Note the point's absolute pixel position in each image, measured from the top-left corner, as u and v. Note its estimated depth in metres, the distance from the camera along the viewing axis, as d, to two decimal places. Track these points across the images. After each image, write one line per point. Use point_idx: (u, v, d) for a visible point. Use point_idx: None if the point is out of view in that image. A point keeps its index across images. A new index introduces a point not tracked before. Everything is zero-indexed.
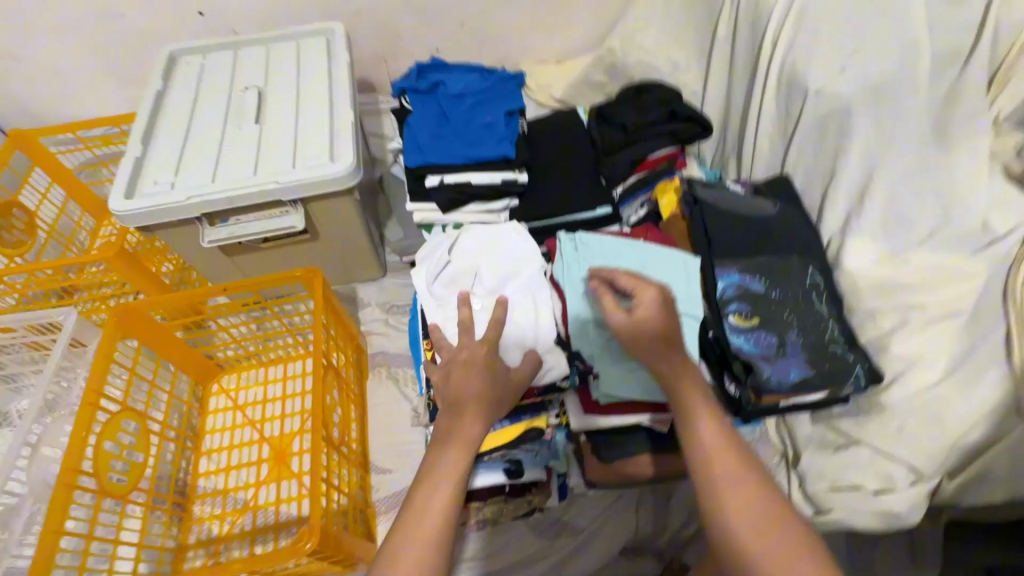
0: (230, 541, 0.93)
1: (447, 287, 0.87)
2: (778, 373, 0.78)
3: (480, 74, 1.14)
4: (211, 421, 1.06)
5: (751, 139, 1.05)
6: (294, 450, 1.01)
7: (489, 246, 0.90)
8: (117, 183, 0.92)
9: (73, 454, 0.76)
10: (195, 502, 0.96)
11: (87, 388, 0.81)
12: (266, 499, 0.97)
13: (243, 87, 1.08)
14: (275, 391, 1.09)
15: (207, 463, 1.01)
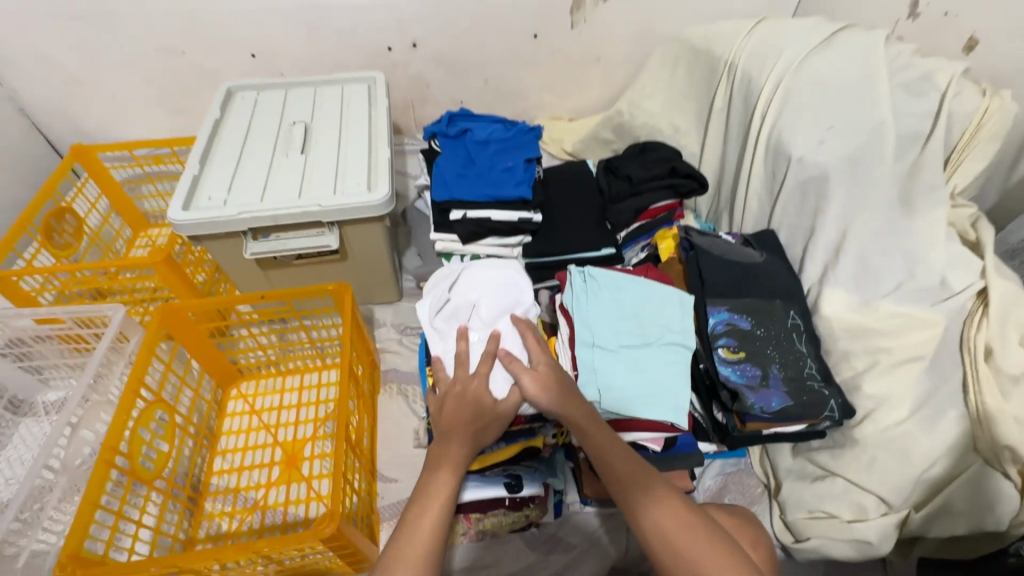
0: (237, 538, 0.95)
1: (447, 319, 0.85)
2: (761, 401, 0.85)
3: (503, 125, 1.28)
4: (228, 423, 1.11)
5: (742, 197, 1.18)
6: (306, 455, 1.05)
7: (492, 278, 0.87)
8: (175, 196, 1.03)
9: (114, 434, 0.82)
10: (207, 498, 1.00)
11: (131, 376, 0.88)
12: (275, 501, 1.00)
13: (291, 122, 1.21)
14: (290, 399, 1.14)
15: (220, 463, 1.05)
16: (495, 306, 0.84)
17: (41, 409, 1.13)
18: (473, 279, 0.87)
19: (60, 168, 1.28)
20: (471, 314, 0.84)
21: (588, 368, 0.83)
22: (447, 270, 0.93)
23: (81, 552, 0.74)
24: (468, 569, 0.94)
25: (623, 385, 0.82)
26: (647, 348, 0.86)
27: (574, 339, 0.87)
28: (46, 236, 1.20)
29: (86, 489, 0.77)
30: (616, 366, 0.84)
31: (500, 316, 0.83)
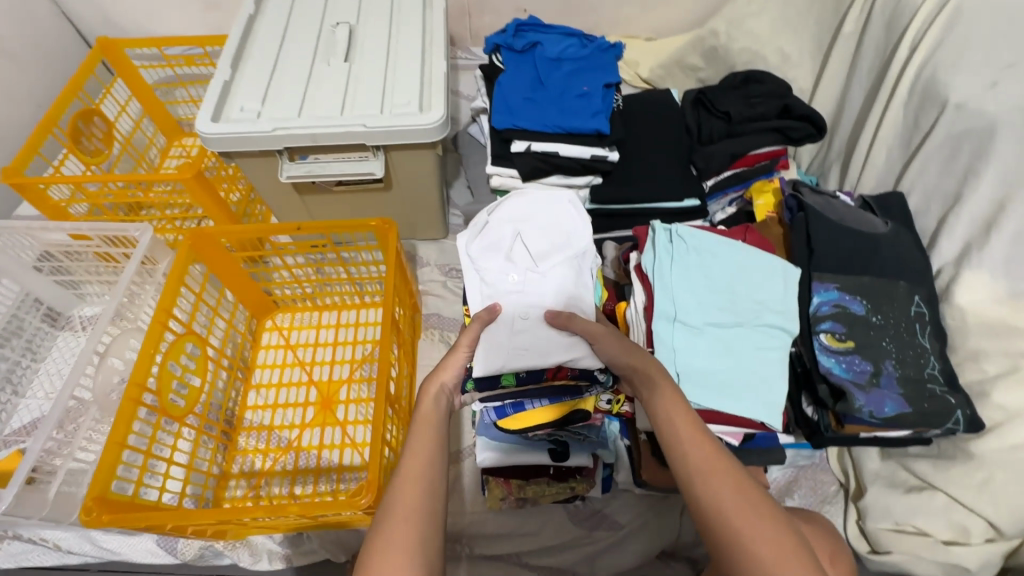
0: (271, 478, 0.92)
1: (484, 250, 0.78)
2: (872, 404, 0.72)
3: (578, 40, 1.08)
4: (263, 356, 1.05)
5: (864, 149, 0.97)
6: (341, 399, 0.99)
7: (537, 210, 0.82)
8: (204, 105, 0.90)
9: (141, 370, 0.77)
10: (241, 433, 0.96)
11: (157, 308, 0.81)
12: (309, 443, 0.96)
13: (334, 23, 1.04)
14: (326, 336, 1.07)
15: (254, 397, 1.01)
16: (539, 241, 0.79)
17: (78, 323, 1.09)
18: (516, 210, 0.81)
19: (86, 64, 1.16)
20: (511, 245, 0.78)
21: (668, 346, 0.74)
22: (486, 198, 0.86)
23: (108, 493, 0.72)
24: (506, 535, 0.89)
25: (705, 369, 0.74)
26: (737, 330, 0.76)
27: (652, 310, 0.77)
28: (74, 140, 1.11)
29: (112, 426, 0.74)
30: (701, 345, 0.75)
31: (544, 250, 0.78)
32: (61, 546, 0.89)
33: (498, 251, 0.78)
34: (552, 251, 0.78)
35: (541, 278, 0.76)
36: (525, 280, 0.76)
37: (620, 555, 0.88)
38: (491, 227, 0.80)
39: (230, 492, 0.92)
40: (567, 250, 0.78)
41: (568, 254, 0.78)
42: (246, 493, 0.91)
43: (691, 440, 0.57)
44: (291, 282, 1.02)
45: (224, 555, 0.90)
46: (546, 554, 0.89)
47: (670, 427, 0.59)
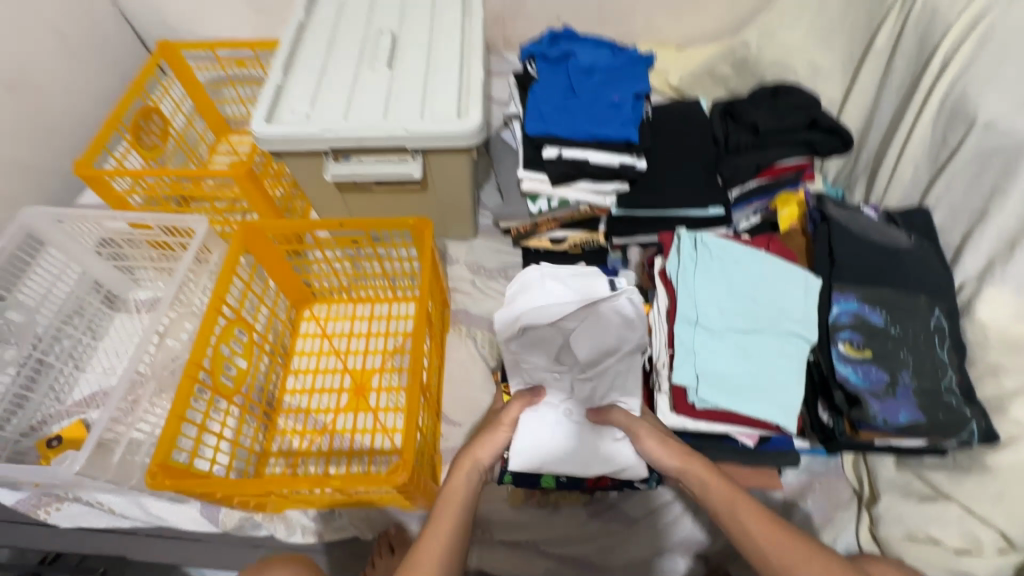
0: (307, 457, 0.99)
1: (532, 347, 0.84)
2: (886, 413, 0.74)
3: (610, 50, 1.11)
4: (301, 343, 1.12)
5: (891, 164, 0.98)
6: (373, 386, 1.05)
7: (589, 305, 0.85)
8: (258, 106, 0.97)
9: (199, 351, 0.84)
10: (280, 415, 1.03)
11: (213, 295, 0.88)
12: (343, 427, 1.02)
13: (378, 30, 1.10)
14: (360, 327, 1.13)
15: (293, 382, 1.08)
16: (588, 343, 0.83)
17: (133, 305, 1.16)
18: (568, 307, 0.85)
19: (148, 65, 1.24)
20: (561, 347, 0.84)
21: (688, 347, 0.78)
22: (535, 271, 0.90)
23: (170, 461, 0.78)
24: (525, 523, 0.93)
25: (724, 371, 0.77)
26: (756, 336, 0.79)
27: (676, 314, 0.82)
28: (135, 135, 1.20)
29: (173, 402, 0.81)
30: (722, 347, 0.78)
31: (593, 354, 0.83)
32: (115, 510, 0.97)
33: (546, 348, 0.85)
34: (599, 354, 0.83)
35: (589, 382, 0.84)
36: (572, 380, 0.84)
37: (634, 549, 0.91)
38: (540, 323, 0.84)
39: (270, 469, 0.99)
40: (612, 352, 0.83)
41: (615, 356, 0.83)
42: (285, 470, 0.98)
43: (762, 533, 0.65)
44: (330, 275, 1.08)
45: (261, 526, 0.97)
46: (563, 544, 0.92)
47: (739, 524, 0.66)
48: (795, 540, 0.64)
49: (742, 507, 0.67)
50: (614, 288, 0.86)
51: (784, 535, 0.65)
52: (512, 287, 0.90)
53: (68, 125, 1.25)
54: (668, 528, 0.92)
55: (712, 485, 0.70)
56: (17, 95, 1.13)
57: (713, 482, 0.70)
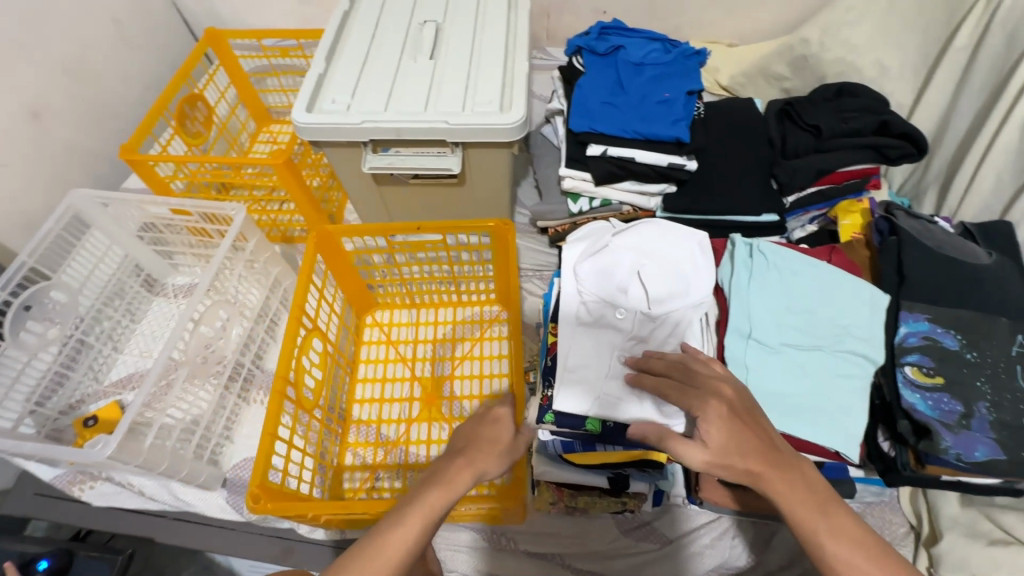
0: (384, 470, 0.97)
1: (599, 273, 0.81)
2: (960, 447, 0.67)
3: (661, 44, 1.06)
4: (365, 351, 1.10)
5: (968, 174, 0.91)
6: (445, 394, 1.03)
7: (660, 242, 0.83)
8: (300, 95, 0.96)
9: (284, 365, 0.82)
10: (352, 425, 1.01)
11: (293, 307, 0.86)
12: (416, 437, 1.00)
13: (422, 21, 1.07)
14: (426, 333, 1.11)
15: (361, 391, 1.06)
16: (658, 278, 0.80)
17: (171, 290, 1.19)
18: (641, 240, 0.83)
19: (194, 53, 1.25)
20: (630, 277, 0.80)
21: (739, 362, 0.73)
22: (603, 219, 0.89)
23: (264, 481, 0.76)
24: (553, 534, 0.90)
25: (780, 389, 0.71)
26: (818, 353, 0.73)
27: (728, 326, 0.76)
28: (179, 122, 1.21)
29: (263, 417, 0.78)
30: (778, 364, 0.73)
31: (660, 291, 0.79)
32: (145, 492, 0.97)
33: (614, 279, 0.81)
34: (667, 294, 0.79)
35: (653, 322, 0.77)
36: (635, 320, 0.78)
37: (666, 570, 0.87)
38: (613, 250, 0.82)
39: (347, 483, 0.97)
40: (682, 296, 0.79)
41: (685, 303, 0.78)
42: (363, 484, 0.96)
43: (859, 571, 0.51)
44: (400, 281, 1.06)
45: (285, 519, 0.95)
46: (593, 560, 0.88)
47: (827, 554, 0.52)
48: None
49: (834, 528, 0.53)
50: (686, 233, 0.85)
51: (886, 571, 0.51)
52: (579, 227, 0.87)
53: (118, 109, 1.27)
54: (704, 549, 0.87)
55: (799, 502, 0.54)
56: (73, 78, 1.15)
57: (799, 496, 0.54)
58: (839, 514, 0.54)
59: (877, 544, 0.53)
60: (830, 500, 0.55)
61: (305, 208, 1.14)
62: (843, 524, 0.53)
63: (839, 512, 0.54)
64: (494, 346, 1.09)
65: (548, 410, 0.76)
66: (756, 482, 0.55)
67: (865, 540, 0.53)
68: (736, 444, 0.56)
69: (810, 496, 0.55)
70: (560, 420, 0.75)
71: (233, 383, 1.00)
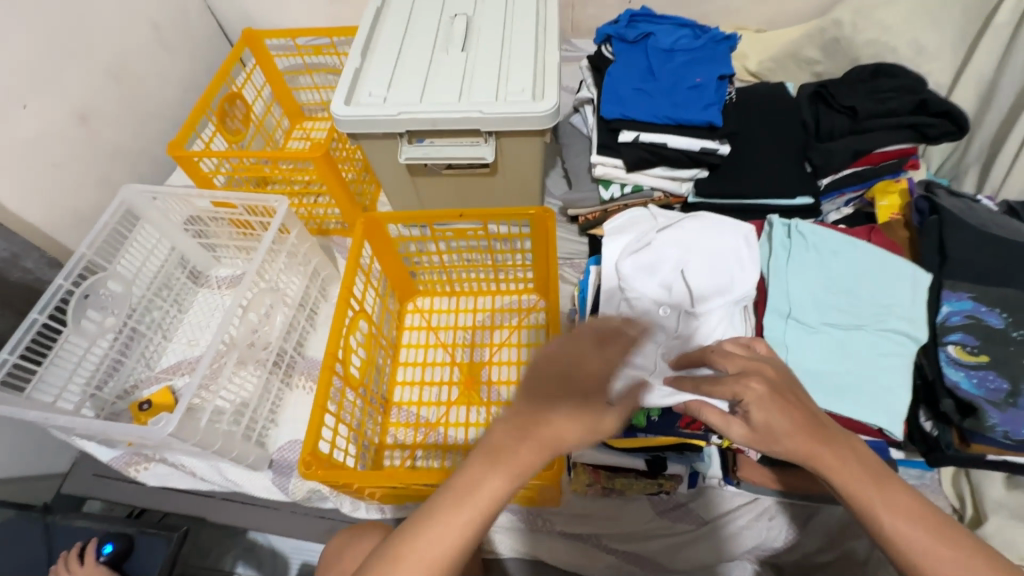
0: (423, 450, 0.99)
1: (642, 269, 0.78)
2: (1007, 425, 0.67)
3: (691, 30, 1.06)
4: (407, 336, 1.13)
5: (1012, 152, 0.89)
6: (483, 379, 1.06)
7: (706, 235, 0.79)
8: (338, 89, 0.99)
9: (333, 345, 0.83)
10: (393, 406, 1.04)
11: (342, 292, 0.87)
12: (455, 420, 1.02)
13: (453, 14, 1.09)
14: (465, 320, 1.14)
15: (402, 375, 1.09)
16: (705, 272, 0.76)
17: (214, 281, 1.24)
18: (685, 234, 0.80)
19: (233, 53, 1.29)
20: (674, 273, 0.77)
21: (778, 341, 0.74)
22: (643, 211, 0.86)
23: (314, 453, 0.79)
24: (589, 515, 0.91)
25: (818, 368, 0.72)
26: (857, 332, 0.73)
27: (765, 306, 0.77)
28: (220, 120, 1.25)
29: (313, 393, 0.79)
30: (816, 342, 0.73)
31: (706, 287, 0.76)
32: (196, 473, 1.02)
33: (658, 274, 0.78)
34: (714, 290, 0.76)
35: (698, 319, 0.75)
36: (679, 317, 0.75)
37: (702, 551, 0.88)
38: (656, 245, 0.79)
39: (387, 461, 1.00)
40: (727, 292, 0.76)
41: (730, 299, 0.75)
42: (403, 464, 0.99)
43: (919, 547, 0.50)
44: (440, 268, 1.09)
45: (328, 499, 0.99)
46: (628, 540, 0.90)
47: (884, 528, 0.52)
48: (963, 551, 0.50)
49: (889, 503, 0.52)
50: (733, 225, 0.81)
51: (946, 544, 0.50)
52: (617, 220, 0.85)
53: (160, 110, 1.32)
54: (740, 531, 0.88)
55: (852, 478, 0.53)
56: (120, 80, 1.21)
57: (851, 471, 0.53)
58: (894, 489, 0.53)
59: (936, 517, 0.52)
60: (884, 475, 0.54)
61: (341, 200, 1.18)
62: (899, 499, 0.52)
63: (896, 488, 0.53)
64: (531, 333, 1.10)
65: None
66: (807, 460, 0.54)
67: (923, 515, 0.52)
68: (781, 424, 0.54)
69: (863, 472, 0.53)
70: None
71: (277, 369, 1.04)
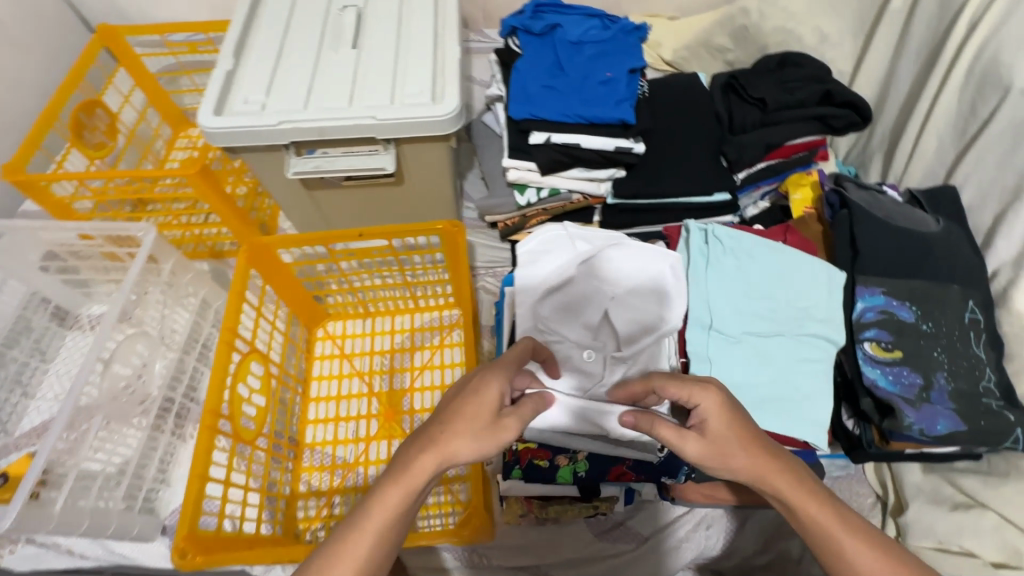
0: (341, 495, 0.90)
1: (562, 313, 0.73)
2: (922, 421, 0.67)
3: (600, 21, 1.01)
4: (317, 367, 1.02)
5: (911, 139, 0.89)
6: (405, 409, 0.97)
7: (626, 267, 0.75)
8: (207, 95, 0.86)
9: (214, 397, 0.73)
10: (305, 448, 0.94)
11: (223, 327, 0.77)
12: (376, 457, 0.94)
13: (341, 5, 0.97)
14: (382, 343, 1.04)
15: (315, 411, 0.98)
16: (627, 310, 0.73)
17: (86, 322, 1.06)
18: (606, 268, 0.75)
19: (87, 53, 1.10)
20: (597, 315, 0.73)
21: (701, 356, 0.70)
22: (560, 230, 0.78)
23: (196, 529, 0.68)
24: (526, 545, 0.86)
25: (740, 377, 0.69)
26: (778, 339, 0.71)
27: (687, 317, 0.74)
28: (75, 133, 1.07)
29: (192, 458, 0.70)
30: (740, 351, 0.71)
31: (630, 326, 0.72)
32: (73, 550, 0.87)
33: (580, 317, 0.73)
34: (638, 330, 0.72)
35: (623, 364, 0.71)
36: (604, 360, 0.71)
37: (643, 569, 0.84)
38: (574, 284, 0.74)
39: (302, 512, 0.90)
40: (653, 327, 0.72)
41: (654, 334, 0.71)
42: (319, 513, 0.89)
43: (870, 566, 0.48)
44: (347, 291, 0.98)
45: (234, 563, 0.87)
46: (567, 568, 0.85)
47: (842, 553, 0.48)
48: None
49: (843, 523, 0.49)
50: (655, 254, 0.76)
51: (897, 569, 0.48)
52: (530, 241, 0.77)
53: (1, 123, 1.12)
54: (680, 543, 0.85)
55: (807, 498, 0.50)
56: None
57: (801, 486, 0.50)
58: (846, 510, 0.50)
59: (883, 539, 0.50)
60: (835, 497, 0.51)
61: (230, 219, 1.04)
62: (850, 519, 0.50)
63: (845, 507, 0.51)
64: (455, 353, 1.02)
65: (513, 465, 0.75)
66: (759, 481, 0.50)
67: (872, 535, 0.50)
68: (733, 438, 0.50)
69: (818, 492, 0.50)
70: (528, 475, 0.75)
71: (163, 420, 0.91)
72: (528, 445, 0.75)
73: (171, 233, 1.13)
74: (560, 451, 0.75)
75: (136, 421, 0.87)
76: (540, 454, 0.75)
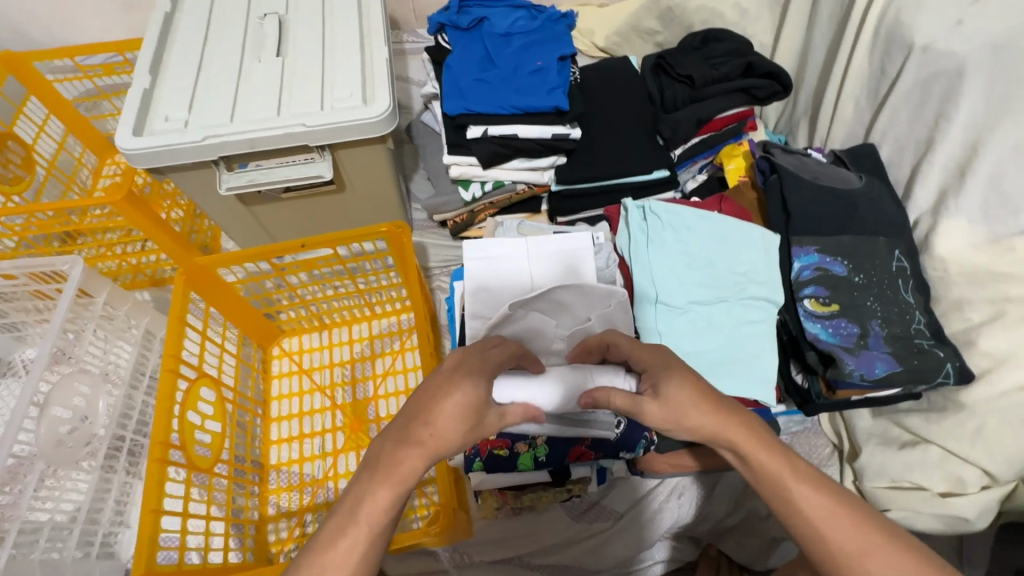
0: (312, 513, 0.88)
1: None
2: (862, 367, 0.70)
3: (527, 12, 1.01)
4: (276, 386, 0.99)
5: (831, 101, 0.93)
6: (371, 417, 0.95)
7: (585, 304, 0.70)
8: (124, 117, 0.82)
9: (163, 426, 0.72)
10: (271, 470, 0.91)
11: (165, 353, 0.75)
12: (345, 469, 0.92)
13: (261, 14, 0.94)
14: (341, 355, 1.02)
15: (277, 432, 0.95)
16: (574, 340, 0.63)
17: (21, 367, 0.99)
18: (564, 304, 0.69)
19: None
20: None
21: (651, 328, 0.73)
22: (520, 247, 0.74)
23: (155, 566, 0.66)
24: (506, 537, 0.86)
25: (690, 344, 0.72)
26: (721, 305, 0.74)
27: (633, 294, 0.76)
28: None
29: (143, 493, 0.68)
30: (689, 318, 0.74)
31: None
32: None
33: None
34: None
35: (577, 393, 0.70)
36: None
37: (621, 544, 0.86)
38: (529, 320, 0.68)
39: (273, 535, 0.87)
40: None
41: None
42: (291, 534, 0.87)
43: (821, 513, 0.43)
44: (298, 305, 0.95)
45: None
46: (548, 553, 0.86)
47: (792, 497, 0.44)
48: (864, 525, 0.43)
49: (795, 470, 0.45)
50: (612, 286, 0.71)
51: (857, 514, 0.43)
52: (476, 255, 0.73)
53: None
54: (655, 514, 0.87)
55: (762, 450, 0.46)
56: None
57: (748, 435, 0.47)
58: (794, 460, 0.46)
59: (842, 489, 0.45)
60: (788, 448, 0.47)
61: (166, 243, 0.99)
62: (802, 467, 0.46)
63: (801, 458, 0.47)
64: (417, 355, 1.01)
65: (474, 459, 0.75)
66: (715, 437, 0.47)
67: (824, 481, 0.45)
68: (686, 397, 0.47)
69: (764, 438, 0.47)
70: (487, 467, 0.76)
71: (115, 460, 0.86)
72: (487, 436, 0.75)
73: (105, 265, 1.07)
74: (519, 440, 0.74)
75: (84, 465, 0.82)
76: (498, 444, 0.75)
